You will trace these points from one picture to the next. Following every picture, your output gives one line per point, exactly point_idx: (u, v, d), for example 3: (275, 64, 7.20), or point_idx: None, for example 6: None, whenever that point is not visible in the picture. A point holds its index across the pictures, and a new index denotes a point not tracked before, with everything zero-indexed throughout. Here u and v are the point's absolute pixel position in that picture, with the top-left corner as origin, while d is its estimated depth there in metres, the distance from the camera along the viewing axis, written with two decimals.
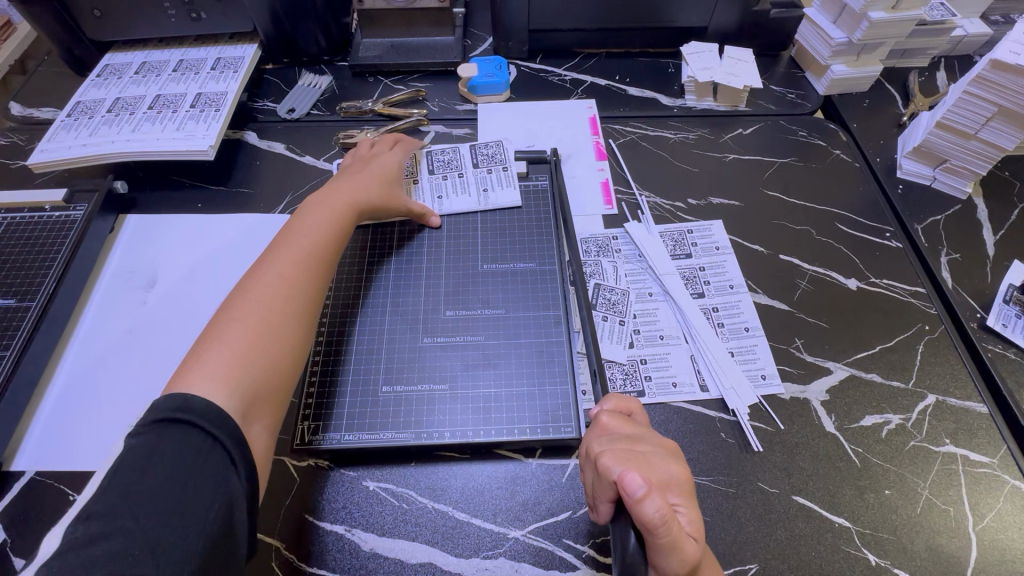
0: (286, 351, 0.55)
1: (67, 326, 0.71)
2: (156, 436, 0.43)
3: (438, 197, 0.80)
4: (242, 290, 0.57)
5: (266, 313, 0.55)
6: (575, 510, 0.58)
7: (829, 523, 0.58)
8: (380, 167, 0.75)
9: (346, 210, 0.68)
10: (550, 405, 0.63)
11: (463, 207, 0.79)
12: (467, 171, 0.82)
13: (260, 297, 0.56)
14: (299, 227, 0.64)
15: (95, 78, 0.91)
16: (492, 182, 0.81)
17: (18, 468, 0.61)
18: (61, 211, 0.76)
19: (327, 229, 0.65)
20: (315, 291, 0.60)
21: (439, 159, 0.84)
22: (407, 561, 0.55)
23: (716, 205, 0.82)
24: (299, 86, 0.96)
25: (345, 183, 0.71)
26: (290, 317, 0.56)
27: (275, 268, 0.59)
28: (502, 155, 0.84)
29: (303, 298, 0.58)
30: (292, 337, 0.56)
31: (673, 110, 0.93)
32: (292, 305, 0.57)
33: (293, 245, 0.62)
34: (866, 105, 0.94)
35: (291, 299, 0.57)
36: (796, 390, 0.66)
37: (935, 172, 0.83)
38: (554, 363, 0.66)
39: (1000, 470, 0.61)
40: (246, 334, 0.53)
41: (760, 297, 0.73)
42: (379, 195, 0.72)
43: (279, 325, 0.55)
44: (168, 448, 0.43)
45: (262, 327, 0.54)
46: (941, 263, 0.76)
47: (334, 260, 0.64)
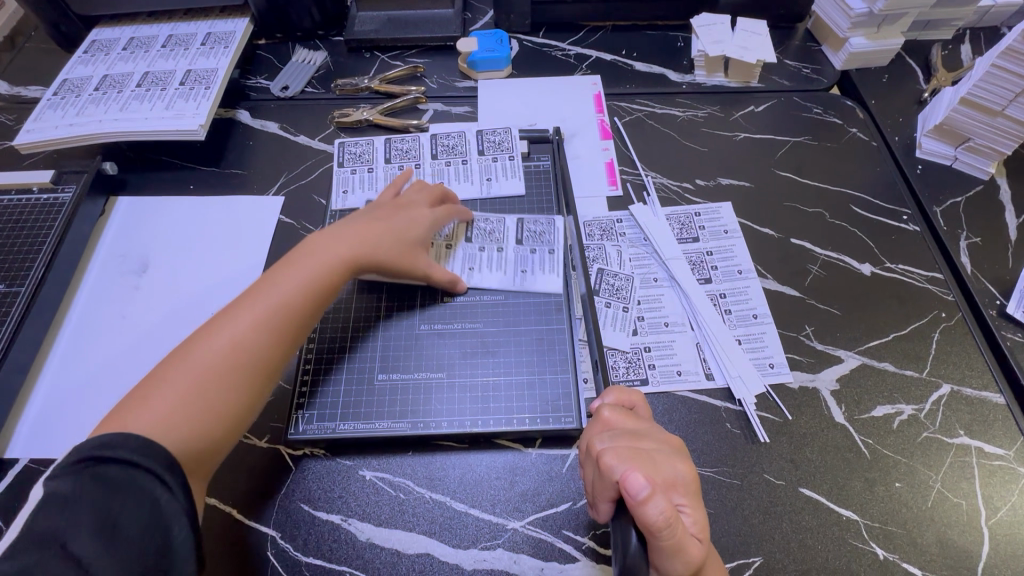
0: (217, 426, 0.48)
1: (58, 312, 0.69)
2: (72, 482, 0.40)
3: (469, 268, 0.69)
4: (195, 341, 0.50)
5: (203, 379, 0.48)
6: (576, 501, 0.57)
7: (837, 516, 0.56)
8: (400, 221, 0.64)
9: (337, 267, 0.58)
10: (551, 393, 0.62)
11: (496, 285, 0.68)
12: (508, 246, 0.70)
13: (204, 356, 0.49)
14: (281, 277, 0.55)
15: (82, 55, 0.88)
16: (533, 264, 0.69)
17: (13, 455, 0.60)
18: (50, 193, 0.74)
19: (305, 290, 0.55)
20: (268, 356, 0.52)
21: (480, 228, 0.72)
22: (405, 552, 0.55)
23: (725, 186, 0.79)
24: (293, 62, 0.93)
25: (359, 232, 0.61)
26: (230, 388, 0.49)
27: (238, 324, 0.51)
28: (551, 236, 0.71)
29: (251, 364, 0.51)
30: (228, 409, 0.49)
31: (682, 87, 0.89)
32: (237, 371, 0.50)
33: (265, 300, 0.53)
34: (885, 80, 0.90)
35: (234, 364, 0.50)
36: (805, 379, 0.64)
37: (957, 152, 0.79)
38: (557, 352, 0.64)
39: (1015, 463, 0.59)
40: (175, 397, 0.47)
41: (770, 283, 0.71)
42: (391, 255, 0.62)
43: (214, 395, 0.48)
44: (91, 488, 0.40)
45: (194, 393, 0.48)
46: (960, 248, 0.73)
47: (308, 324, 0.56)
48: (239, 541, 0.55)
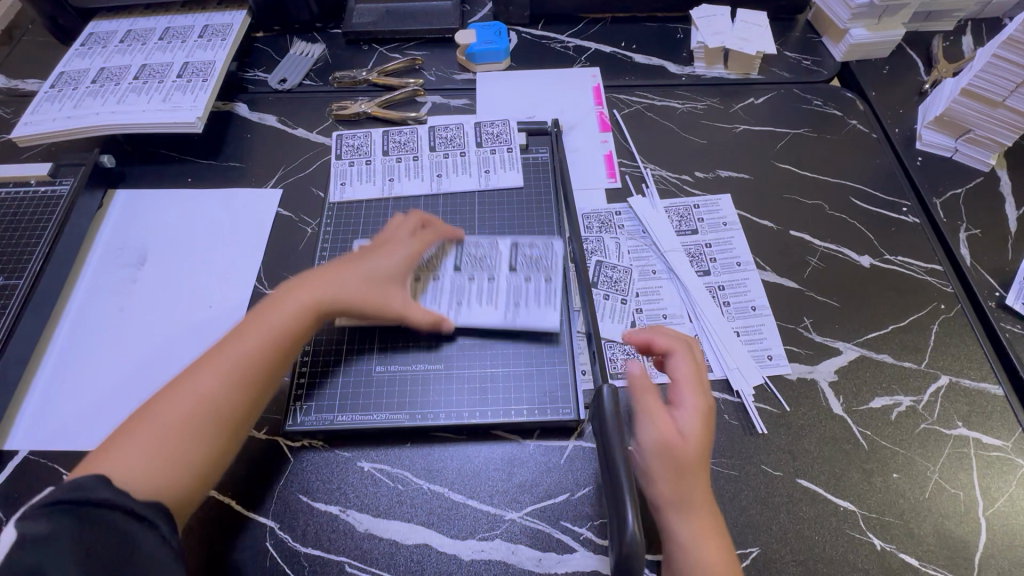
0: (174, 479, 0.47)
1: (57, 305, 0.69)
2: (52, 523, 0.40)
3: (457, 302, 0.65)
4: (160, 396, 0.51)
5: (163, 433, 0.48)
6: (574, 492, 0.57)
7: (834, 507, 0.56)
8: (371, 262, 0.62)
9: (302, 313, 0.57)
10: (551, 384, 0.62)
11: (487, 324, 0.63)
12: (500, 274, 0.66)
13: (166, 410, 0.50)
14: (249, 326, 0.56)
15: (79, 48, 0.88)
16: (528, 296, 0.65)
17: (13, 446, 0.60)
18: (48, 185, 0.74)
19: (268, 339, 0.55)
20: (228, 407, 0.51)
21: (469, 253, 0.68)
22: (403, 543, 0.55)
23: (724, 178, 0.79)
24: (291, 55, 0.92)
25: (327, 275, 0.60)
26: (188, 440, 0.49)
27: (201, 376, 0.52)
28: (549, 263, 0.67)
29: (211, 415, 0.51)
30: (190, 458, 0.49)
31: (682, 79, 0.89)
32: (201, 419, 0.50)
33: (229, 351, 0.54)
34: (885, 72, 0.89)
35: (193, 415, 0.50)
36: (804, 371, 0.64)
37: (957, 144, 0.79)
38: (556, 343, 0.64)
39: (1013, 454, 0.59)
40: (135, 450, 0.47)
41: (769, 274, 0.70)
42: (358, 295, 0.60)
43: (172, 448, 0.48)
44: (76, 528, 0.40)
45: (152, 446, 0.48)
46: (960, 240, 0.73)
47: (275, 373, 0.55)
48: (238, 530, 0.55)
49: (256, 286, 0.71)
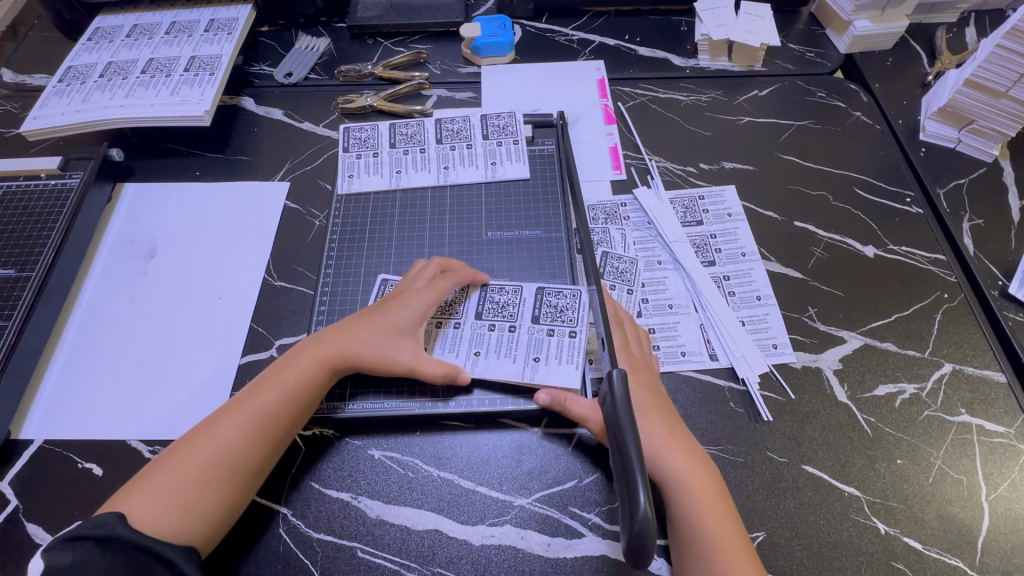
0: (189, 526, 0.49)
1: (69, 296, 0.70)
2: (78, 554, 0.45)
3: (475, 351, 0.63)
4: (184, 444, 0.53)
5: (181, 482, 0.51)
6: (582, 479, 0.58)
7: (839, 492, 0.57)
8: (385, 315, 0.61)
9: (318, 368, 0.58)
10: (559, 370, 0.61)
11: (504, 377, 0.61)
12: (522, 325, 0.64)
13: (186, 459, 0.52)
14: (269, 378, 0.57)
15: (86, 42, 0.88)
16: (549, 349, 0.62)
17: (28, 436, 0.61)
18: (57, 179, 0.75)
19: (283, 393, 0.56)
20: (242, 459, 0.53)
21: (492, 300, 0.66)
22: (414, 528, 0.56)
23: (728, 170, 0.79)
24: (297, 49, 0.93)
25: (343, 328, 0.60)
26: (203, 490, 0.51)
27: (221, 427, 0.54)
28: (574, 315, 0.65)
29: (227, 464, 0.52)
30: (203, 505, 0.50)
31: (686, 72, 0.89)
32: (217, 468, 0.52)
33: (249, 401, 0.55)
34: (888, 63, 0.90)
35: (210, 465, 0.52)
36: (808, 359, 0.64)
37: (961, 134, 0.79)
38: (560, 330, 0.64)
39: (1016, 440, 0.60)
40: (156, 496, 0.50)
41: (773, 265, 0.71)
42: (371, 347, 0.59)
43: (188, 497, 0.50)
44: (96, 558, 0.45)
45: (172, 493, 0.50)
46: (962, 230, 0.73)
47: (291, 424, 0.56)
48: (251, 516, 0.56)
49: (265, 277, 0.71)
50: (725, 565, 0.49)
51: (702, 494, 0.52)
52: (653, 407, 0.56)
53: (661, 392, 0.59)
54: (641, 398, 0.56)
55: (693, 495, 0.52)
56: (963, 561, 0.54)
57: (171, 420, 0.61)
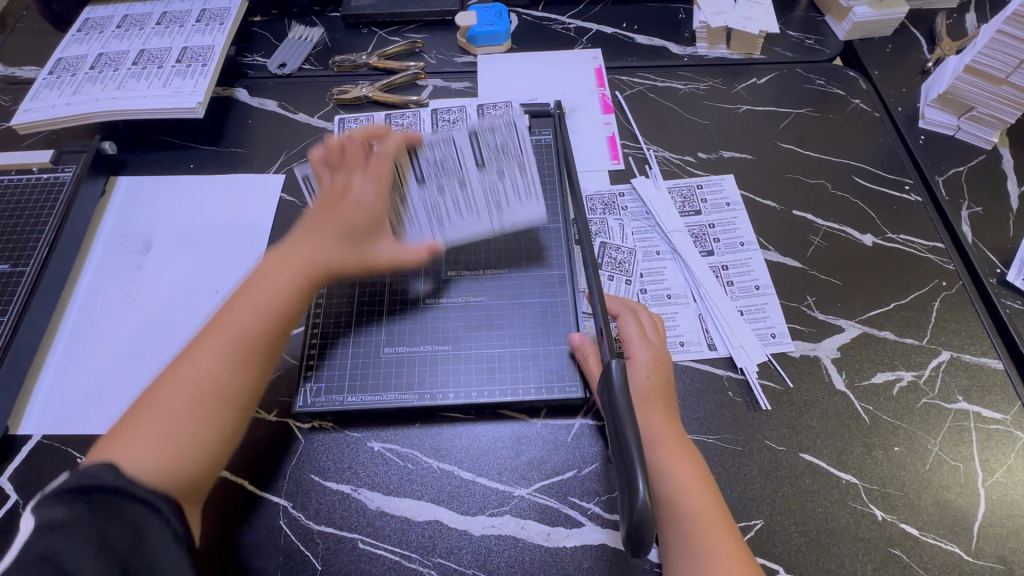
0: (191, 460, 0.48)
1: (64, 291, 0.70)
2: (68, 510, 0.39)
3: (437, 215, 0.66)
4: (160, 385, 0.50)
5: (169, 420, 0.48)
6: (582, 469, 0.58)
7: (837, 480, 0.57)
8: (353, 215, 0.61)
9: (298, 284, 0.56)
10: (520, 210, 0.68)
11: (475, 232, 0.67)
12: (470, 176, 0.66)
13: (171, 394, 0.49)
14: (244, 299, 0.55)
15: (75, 33, 0.87)
16: (504, 192, 0.67)
17: (25, 431, 0.61)
18: (49, 173, 0.74)
19: (263, 311, 0.54)
20: (234, 384, 0.51)
21: (429, 159, 0.66)
22: (414, 519, 0.56)
23: (727, 158, 0.79)
24: (290, 39, 0.91)
25: (309, 237, 0.59)
26: (198, 422, 0.49)
27: (197, 360, 0.51)
28: (514, 148, 0.68)
29: (218, 391, 0.50)
30: (201, 436, 0.49)
31: (684, 59, 0.88)
32: (208, 397, 0.50)
33: (226, 325, 0.53)
34: (888, 50, 0.89)
35: (200, 395, 0.50)
36: (806, 348, 0.64)
37: (960, 122, 0.79)
38: (508, 171, 0.68)
39: (1012, 426, 0.60)
40: (143, 440, 0.47)
41: (772, 255, 0.71)
42: (346, 257, 0.59)
43: (183, 431, 0.48)
44: (88, 516, 0.39)
45: (159, 433, 0.47)
46: (961, 217, 0.73)
47: (278, 344, 0.54)
48: (252, 509, 0.56)
49: None
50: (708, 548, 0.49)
51: (686, 480, 0.53)
52: (653, 397, 0.57)
53: (669, 385, 0.59)
54: (647, 386, 0.57)
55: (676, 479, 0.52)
56: (959, 546, 0.54)
57: None
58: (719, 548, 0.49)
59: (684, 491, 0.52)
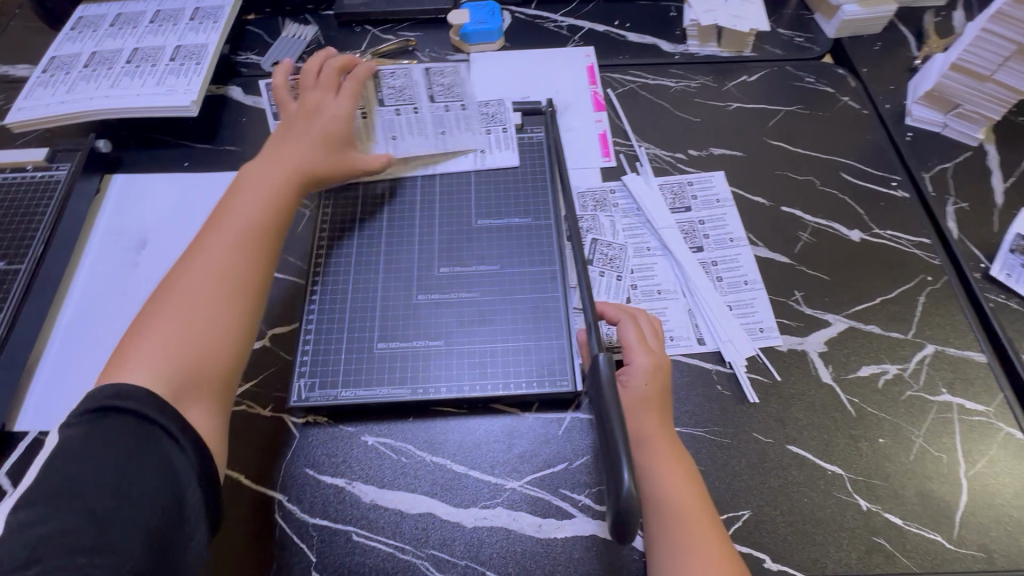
0: (216, 349, 0.52)
1: (59, 289, 0.70)
2: (101, 438, 0.43)
3: (392, 136, 0.75)
4: (167, 287, 0.54)
5: (186, 308, 0.52)
6: (572, 462, 0.59)
7: (823, 471, 0.58)
8: (326, 125, 0.69)
9: (287, 185, 0.63)
10: (462, 137, 0.77)
11: (422, 151, 0.76)
12: (423, 105, 0.76)
13: (181, 295, 0.53)
14: (234, 206, 0.60)
15: (69, 32, 0.87)
16: (451, 122, 0.77)
17: (23, 427, 0.62)
18: (44, 171, 0.74)
19: (256, 211, 0.60)
20: (244, 273, 0.56)
21: (389, 86, 0.75)
22: (407, 512, 0.57)
23: (717, 155, 0.80)
24: (283, 37, 0.92)
25: (290, 148, 0.66)
26: (215, 311, 0.53)
27: (200, 259, 0.55)
28: (461, 88, 0.77)
29: (228, 282, 0.55)
30: (220, 326, 0.53)
31: (675, 57, 0.89)
32: (221, 289, 0.54)
33: (222, 230, 0.58)
34: (877, 48, 0.90)
35: (212, 288, 0.54)
36: (794, 342, 0.65)
37: (947, 118, 0.80)
38: (455, 105, 0.76)
39: (994, 418, 0.61)
40: (164, 333, 0.50)
41: (760, 250, 0.72)
42: (326, 162, 0.67)
43: (202, 322, 0.52)
44: (117, 440, 0.42)
45: (178, 321, 0.51)
46: (946, 213, 0.74)
47: (275, 236, 0.60)
48: (247, 503, 0.57)
49: None
50: (687, 547, 0.50)
51: (670, 481, 0.53)
52: (647, 403, 0.57)
53: (665, 392, 0.59)
54: (642, 394, 0.57)
55: (659, 481, 0.53)
56: (941, 535, 0.55)
57: None
58: (699, 547, 0.50)
59: (671, 493, 0.53)
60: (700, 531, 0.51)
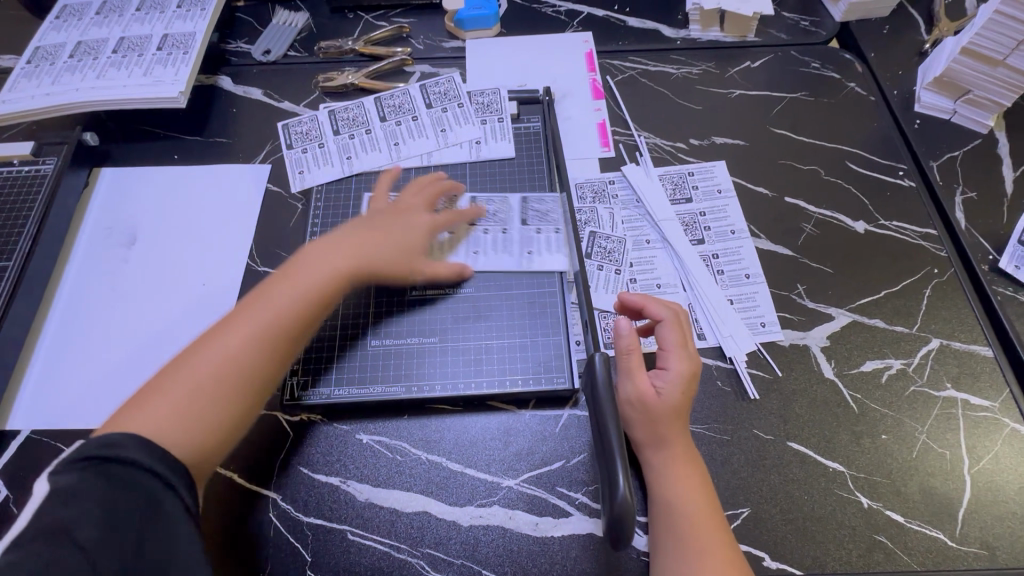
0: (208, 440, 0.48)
1: (49, 287, 0.69)
2: (84, 477, 0.40)
3: (395, 143, 0.77)
4: (195, 348, 0.51)
5: (199, 392, 0.48)
6: (569, 460, 0.58)
7: (824, 468, 0.57)
8: (405, 232, 0.63)
9: (339, 279, 0.57)
10: (463, 131, 0.77)
11: (425, 150, 0.76)
12: (420, 113, 0.79)
13: (197, 368, 0.49)
14: (281, 287, 0.55)
15: (54, 21, 0.85)
16: (450, 121, 0.78)
17: (14, 427, 0.61)
18: (30, 165, 0.73)
19: (300, 300, 0.55)
20: (262, 368, 0.51)
21: (388, 104, 0.80)
22: (403, 510, 0.56)
23: (719, 145, 0.78)
24: (274, 25, 0.89)
25: (356, 236, 0.61)
26: (220, 401, 0.49)
27: (229, 337, 0.51)
28: (455, 91, 0.80)
29: (243, 375, 0.50)
30: (221, 415, 0.49)
31: (677, 43, 0.86)
32: (232, 380, 0.50)
33: (262, 309, 0.53)
34: (885, 31, 0.87)
35: (229, 374, 0.50)
36: (796, 337, 0.64)
37: (956, 105, 0.78)
38: (450, 106, 0.79)
39: (1000, 413, 0.60)
40: (172, 409, 0.47)
41: (763, 242, 0.70)
42: (392, 262, 0.61)
43: (206, 406, 0.48)
44: (106, 483, 0.40)
45: (189, 401, 0.48)
46: (954, 203, 0.72)
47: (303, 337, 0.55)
48: (240, 502, 0.56)
49: (249, 263, 0.70)
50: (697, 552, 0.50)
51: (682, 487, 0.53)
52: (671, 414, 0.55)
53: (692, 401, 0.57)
54: (674, 402, 0.55)
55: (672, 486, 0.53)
56: (944, 533, 0.54)
57: None
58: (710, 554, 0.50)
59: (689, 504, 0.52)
60: (711, 537, 0.50)
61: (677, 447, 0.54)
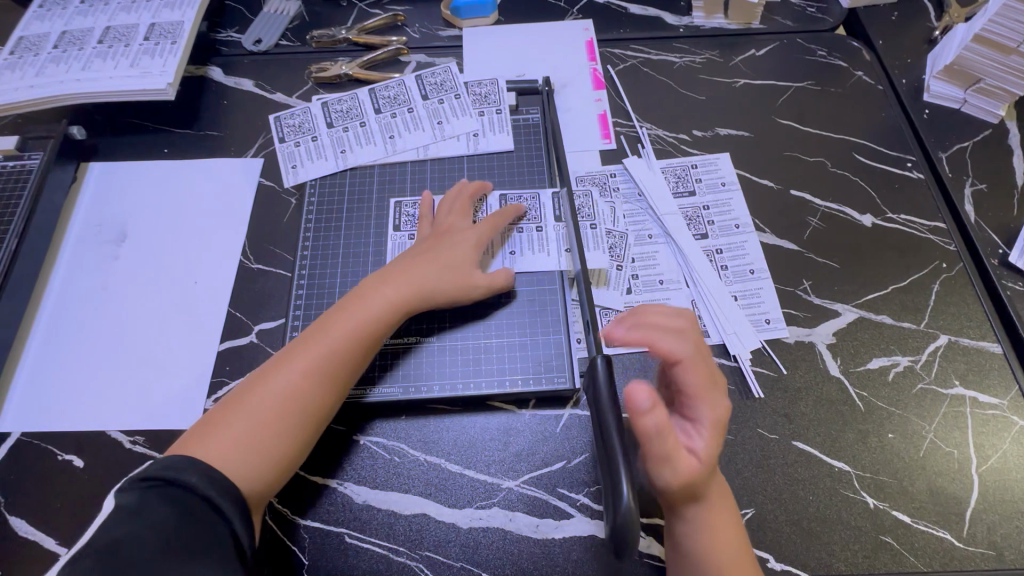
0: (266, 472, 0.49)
1: (37, 286, 0.67)
2: (143, 498, 0.43)
3: (391, 136, 0.75)
4: (259, 377, 0.52)
5: (256, 426, 0.50)
6: (570, 460, 0.57)
7: (829, 468, 0.56)
8: (454, 249, 0.61)
9: (394, 310, 0.57)
10: (461, 123, 0.75)
11: (422, 142, 0.74)
12: (417, 105, 0.77)
13: (260, 400, 0.51)
14: (339, 320, 0.55)
15: (37, 10, 0.82)
16: (446, 112, 0.76)
17: (4, 430, 0.60)
18: (14, 160, 0.70)
19: (356, 333, 0.55)
20: (319, 403, 0.52)
21: (384, 96, 0.78)
22: (401, 513, 0.55)
23: (723, 136, 0.76)
24: (265, 13, 0.87)
25: (409, 261, 0.59)
26: (280, 433, 0.50)
27: (289, 370, 0.52)
28: (452, 83, 0.78)
29: (302, 408, 0.51)
30: (280, 447, 0.50)
31: (680, 30, 0.84)
32: (293, 412, 0.51)
33: (322, 341, 0.54)
34: (894, 17, 0.84)
35: (289, 408, 0.51)
36: (802, 334, 0.63)
37: (967, 94, 0.76)
38: (448, 97, 0.77)
39: (1009, 411, 0.59)
40: (232, 440, 0.49)
41: (767, 237, 0.69)
42: (447, 287, 0.59)
43: (267, 438, 0.50)
44: (160, 502, 0.43)
45: (253, 432, 0.49)
46: (964, 195, 0.71)
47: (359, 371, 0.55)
48: None
49: (242, 260, 0.69)
50: None
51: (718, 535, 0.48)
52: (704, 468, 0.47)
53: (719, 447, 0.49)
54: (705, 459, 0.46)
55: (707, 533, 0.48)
56: (951, 533, 0.54)
57: (150, 410, 0.60)
58: None
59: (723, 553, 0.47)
60: None
61: (712, 499, 0.48)
